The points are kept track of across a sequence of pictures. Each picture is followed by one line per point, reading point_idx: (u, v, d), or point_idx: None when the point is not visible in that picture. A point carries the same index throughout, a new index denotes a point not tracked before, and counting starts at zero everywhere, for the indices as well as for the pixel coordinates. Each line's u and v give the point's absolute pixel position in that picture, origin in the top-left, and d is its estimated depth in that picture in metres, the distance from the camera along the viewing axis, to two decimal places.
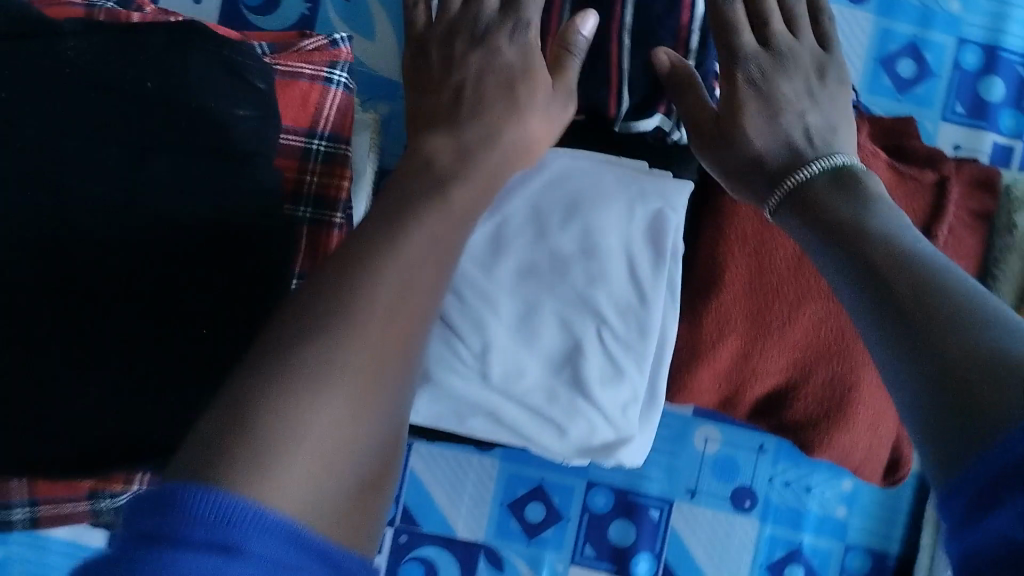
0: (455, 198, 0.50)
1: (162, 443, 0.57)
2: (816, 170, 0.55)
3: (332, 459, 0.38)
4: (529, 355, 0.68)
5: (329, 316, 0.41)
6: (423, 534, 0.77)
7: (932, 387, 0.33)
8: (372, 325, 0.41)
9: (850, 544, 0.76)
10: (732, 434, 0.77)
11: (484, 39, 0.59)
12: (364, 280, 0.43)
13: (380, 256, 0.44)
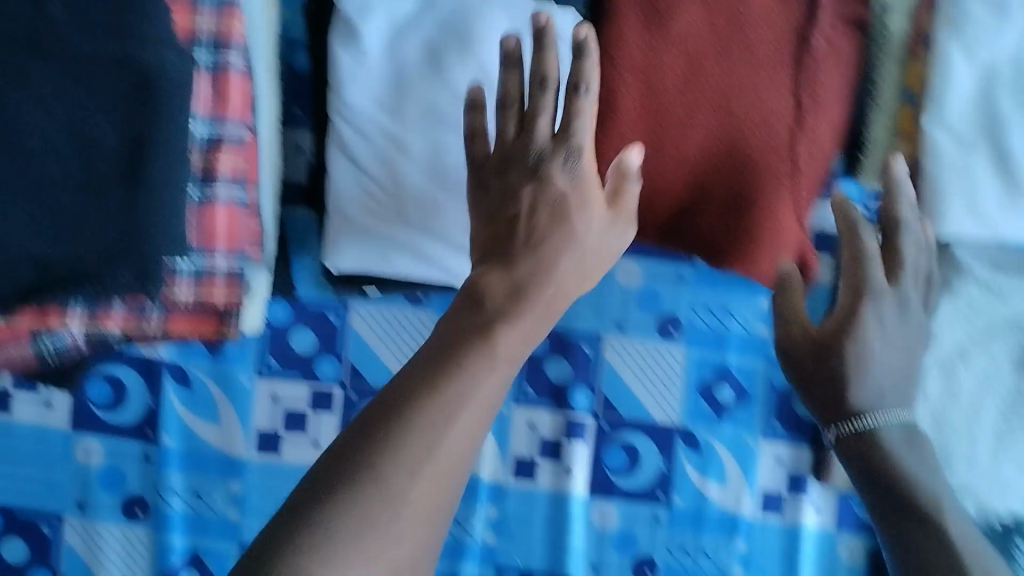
0: (501, 339, 0.49)
1: (104, 258, 0.55)
2: (877, 420, 0.67)
3: (382, 562, 0.42)
4: (445, 195, 0.69)
5: (382, 441, 0.44)
6: (371, 390, 0.79)
7: None
8: (419, 471, 0.43)
9: (772, 359, 0.81)
10: (652, 268, 0.81)
11: (538, 169, 0.57)
12: (415, 424, 0.44)
13: (440, 402, 0.45)
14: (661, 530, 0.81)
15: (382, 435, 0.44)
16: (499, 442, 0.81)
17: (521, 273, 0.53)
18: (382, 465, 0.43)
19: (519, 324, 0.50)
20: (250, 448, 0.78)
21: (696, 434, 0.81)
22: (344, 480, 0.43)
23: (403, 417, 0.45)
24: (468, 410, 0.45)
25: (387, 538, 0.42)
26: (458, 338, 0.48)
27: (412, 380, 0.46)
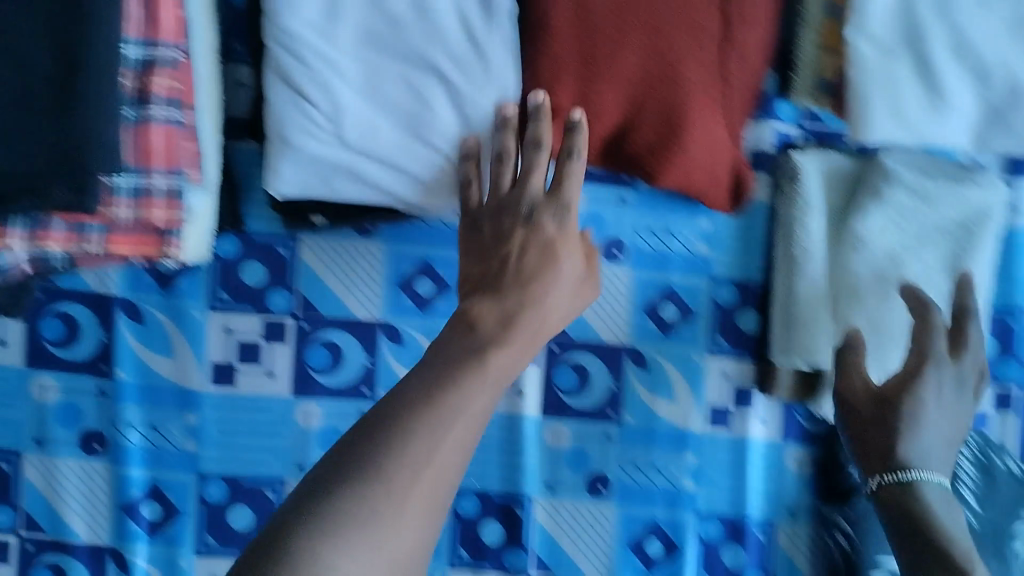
0: (491, 362, 0.52)
1: (33, 173, 0.55)
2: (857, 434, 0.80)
3: (388, 545, 0.44)
4: (381, 115, 0.71)
5: (391, 455, 0.46)
6: (322, 320, 0.81)
7: None
8: (418, 475, 0.46)
9: (715, 277, 0.83)
10: (594, 192, 0.83)
11: (532, 218, 0.72)
12: (416, 439, 0.46)
13: (444, 392, 0.49)
14: (613, 446, 0.83)
15: (391, 421, 0.47)
16: None
17: (507, 305, 0.63)
18: (388, 471, 0.45)
19: (502, 353, 0.53)
20: (204, 378, 0.80)
21: (644, 352, 0.84)
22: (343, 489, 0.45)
23: (406, 425, 0.47)
24: (462, 425, 0.48)
25: (392, 532, 0.44)
26: (453, 360, 0.51)
27: (411, 398, 0.48)
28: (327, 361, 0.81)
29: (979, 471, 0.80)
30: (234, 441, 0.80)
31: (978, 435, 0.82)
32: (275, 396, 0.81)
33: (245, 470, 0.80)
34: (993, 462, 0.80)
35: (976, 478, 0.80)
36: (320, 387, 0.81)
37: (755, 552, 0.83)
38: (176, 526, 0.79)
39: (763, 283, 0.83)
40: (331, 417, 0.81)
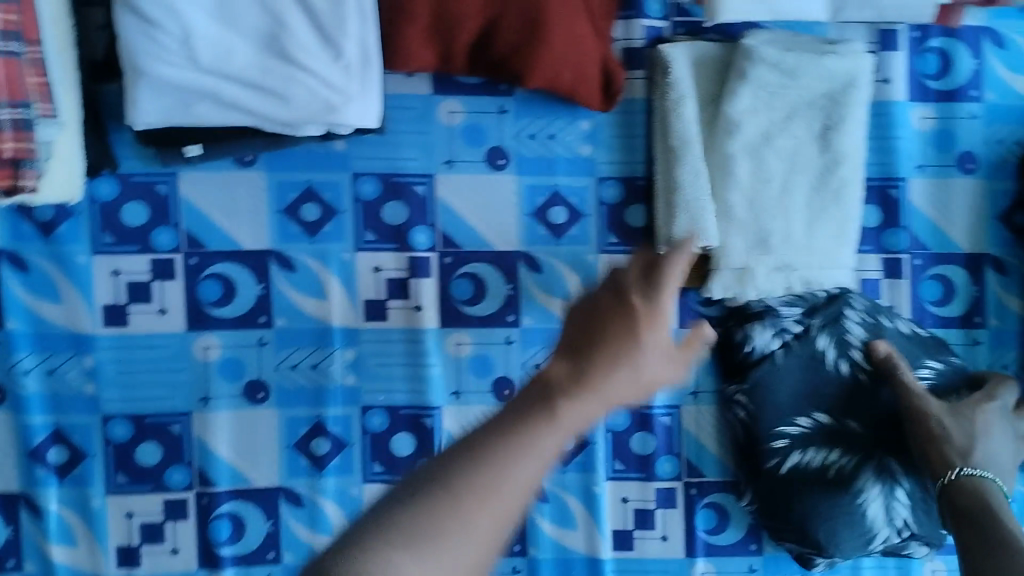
0: (570, 406, 0.38)
1: None
2: (823, 345, 0.82)
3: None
4: (235, 35, 0.72)
5: (475, 485, 0.35)
6: (210, 254, 0.83)
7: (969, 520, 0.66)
8: (489, 503, 0.35)
9: (600, 176, 0.84)
10: (472, 104, 0.84)
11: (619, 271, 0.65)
12: (483, 470, 0.35)
13: (543, 404, 0.38)
14: (515, 349, 0.85)
15: (483, 441, 0.36)
16: (345, 287, 0.84)
17: (591, 360, 0.40)
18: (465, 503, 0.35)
19: (590, 399, 0.38)
20: (96, 321, 0.82)
21: (537, 256, 0.85)
22: (398, 522, 0.34)
23: (487, 454, 0.36)
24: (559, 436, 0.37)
25: (458, 555, 0.34)
26: (527, 399, 0.38)
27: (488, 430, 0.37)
28: (220, 295, 0.83)
29: (869, 334, 0.82)
30: (135, 381, 0.82)
31: (867, 300, 0.83)
32: (172, 332, 0.83)
33: (149, 407, 0.83)
34: (882, 323, 0.82)
35: (865, 340, 0.81)
36: (215, 321, 0.83)
37: (663, 437, 0.85)
38: (86, 467, 0.82)
39: (647, 177, 0.85)
40: (230, 348, 0.83)
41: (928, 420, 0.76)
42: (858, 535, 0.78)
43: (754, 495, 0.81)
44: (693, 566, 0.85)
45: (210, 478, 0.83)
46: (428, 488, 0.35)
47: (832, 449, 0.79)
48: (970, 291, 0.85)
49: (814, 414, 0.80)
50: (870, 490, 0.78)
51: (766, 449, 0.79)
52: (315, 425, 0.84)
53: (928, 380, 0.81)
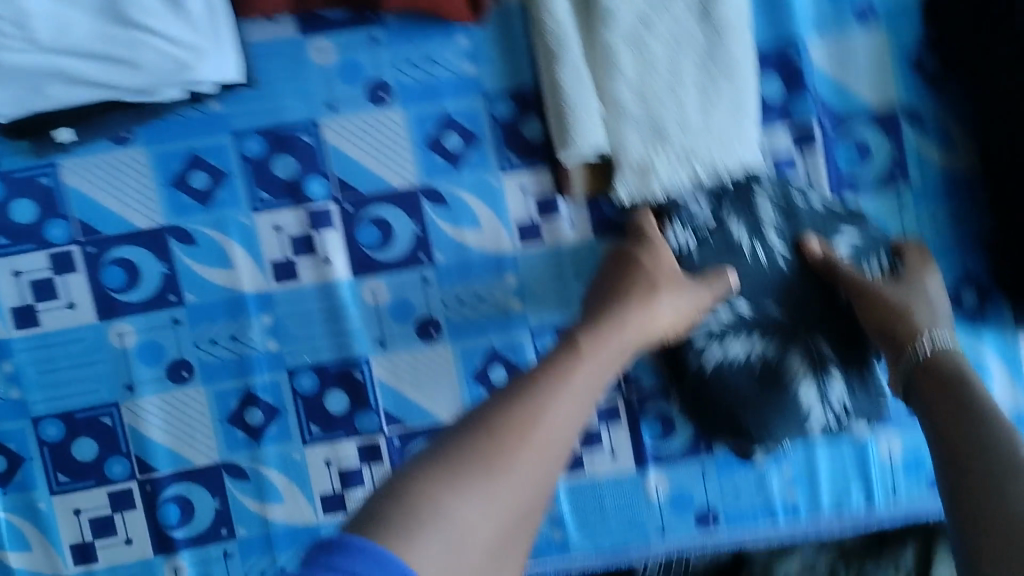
0: (574, 381, 0.62)
1: None
2: (740, 232, 0.81)
3: (498, 499, 0.55)
4: (72, 9, 0.70)
5: (522, 427, 0.58)
6: (107, 240, 0.81)
7: (944, 411, 0.65)
8: (525, 455, 0.57)
9: (487, 92, 0.82)
10: (345, 38, 0.81)
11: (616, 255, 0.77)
12: (511, 417, 0.58)
13: (555, 380, 0.62)
14: (432, 288, 0.83)
15: (519, 396, 0.60)
16: (249, 250, 0.82)
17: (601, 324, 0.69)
18: (509, 435, 0.57)
19: (586, 373, 0.64)
20: (8, 324, 0.82)
21: (439, 188, 0.82)
22: (450, 451, 0.56)
23: (518, 415, 0.59)
24: (567, 404, 0.61)
25: (504, 487, 0.55)
26: (549, 384, 0.62)
27: (527, 403, 0.60)
28: (125, 279, 0.81)
29: (780, 213, 0.81)
30: (57, 380, 0.82)
31: (776, 177, 0.82)
32: (84, 325, 0.82)
33: (76, 403, 0.82)
34: (792, 201, 0.81)
35: (777, 220, 0.81)
36: (125, 306, 0.82)
37: None
38: (26, 471, 0.82)
39: (536, 86, 0.82)
40: (145, 332, 0.82)
41: (881, 297, 0.75)
42: (789, 419, 0.79)
43: (682, 394, 0.81)
44: (645, 479, 0.85)
45: (149, 463, 0.82)
46: (475, 433, 0.58)
47: (754, 336, 0.80)
48: (886, 147, 0.83)
49: (736, 302, 0.80)
50: (800, 371, 0.79)
51: (688, 347, 0.79)
52: (245, 396, 0.82)
53: (847, 249, 0.80)
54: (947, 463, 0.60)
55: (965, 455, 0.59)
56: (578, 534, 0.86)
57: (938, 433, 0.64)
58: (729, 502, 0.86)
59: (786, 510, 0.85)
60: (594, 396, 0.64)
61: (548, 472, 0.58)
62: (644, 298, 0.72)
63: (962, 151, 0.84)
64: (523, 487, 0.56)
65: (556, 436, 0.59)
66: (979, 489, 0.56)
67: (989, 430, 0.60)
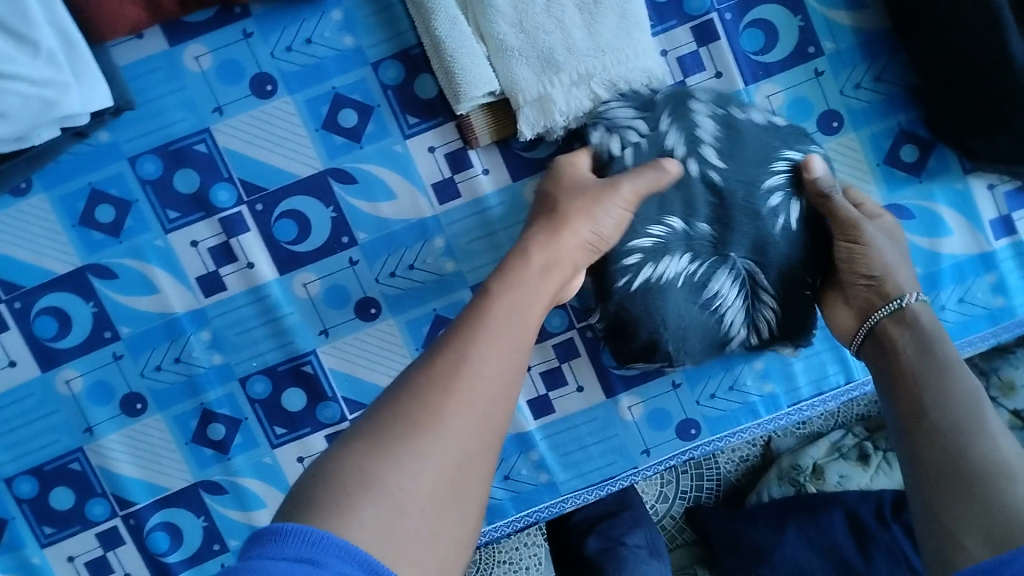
0: (499, 321, 0.55)
1: None
2: (673, 138, 0.73)
3: (431, 466, 0.48)
4: None
5: (446, 380, 0.51)
6: (30, 291, 0.80)
7: (905, 364, 0.62)
8: (457, 410, 0.50)
9: (374, 62, 0.79)
10: (216, 38, 0.78)
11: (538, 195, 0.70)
12: (433, 372, 0.51)
13: (478, 322, 0.55)
14: (362, 268, 0.81)
15: (440, 349, 0.53)
16: (171, 272, 0.80)
17: (520, 255, 0.61)
18: (431, 393, 0.50)
19: (512, 309, 0.57)
20: None
21: (346, 168, 0.80)
22: (371, 425, 0.50)
23: (442, 366, 0.51)
24: (496, 345, 0.54)
25: (436, 449, 0.48)
26: (472, 327, 0.54)
27: (451, 353, 0.52)
28: (57, 327, 0.81)
29: (721, 125, 0.73)
30: (18, 438, 0.82)
31: (712, 93, 0.75)
32: (30, 379, 0.81)
33: (42, 456, 0.82)
34: (733, 116, 0.73)
35: (716, 134, 0.73)
36: (64, 353, 0.81)
37: None
38: (12, 531, 0.83)
39: (420, 44, 0.78)
40: (90, 373, 0.81)
41: (859, 249, 0.70)
42: (706, 340, 0.75)
43: (603, 313, 0.75)
44: (618, 404, 0.83)
45: (128, 499, 0.83)
46: (397, 399, 0.51)
47: (685, 256, 0.72)
48: (793, 25, 0.80)
49: (669, 219, 0.72)
50: (725, 292, 0.73)
51: (616, 268, 0.72)
52: (203, 413, 0.82)
53: (787, 167, 0.73)
54: (905, 419, 0.58)
55: (923, 412, 0.58)
56: (565, 473, 0.84)
57: (890, 384, 0.62)
58: (707, 408, 0.83)
59: (766, 403, 0.83)
60: (525, 333, 0.56)
61: (490, 423, 0.51)
62: (549, 225, 0.65)
63: (872, 9, 0.80)
64: (458, 447, 0.49)
65: (490, 382, 0.52)
66: (940, 443, 0.55)
67: (944, 378, 0.58)
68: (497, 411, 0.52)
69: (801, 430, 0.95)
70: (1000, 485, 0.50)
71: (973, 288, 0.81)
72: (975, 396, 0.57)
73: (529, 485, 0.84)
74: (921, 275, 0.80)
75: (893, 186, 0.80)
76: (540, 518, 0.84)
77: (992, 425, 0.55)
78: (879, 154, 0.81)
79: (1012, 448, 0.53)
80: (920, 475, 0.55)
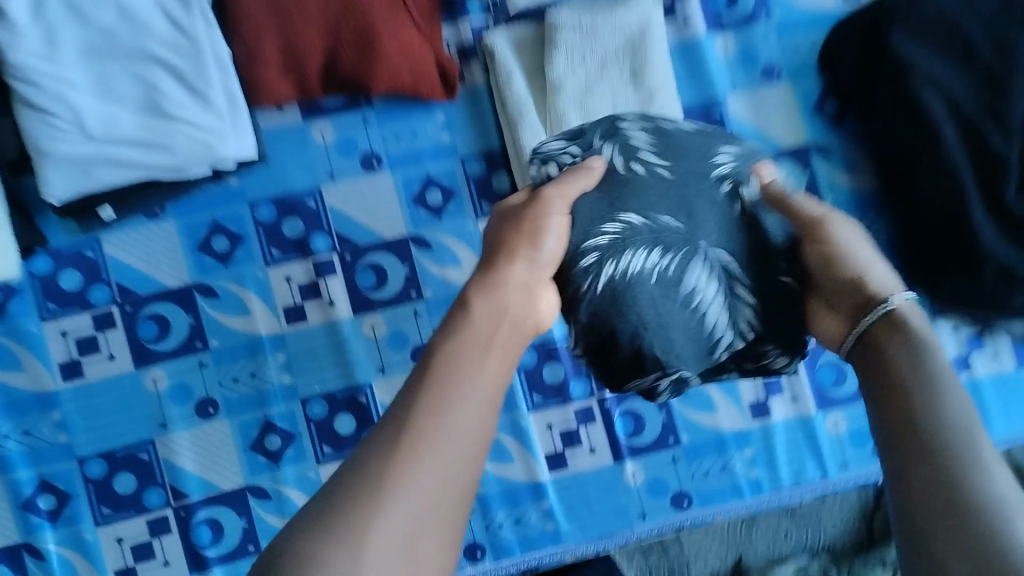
0: (458, 385, 0.53)
1: None
2: (605, 148, 0.66)
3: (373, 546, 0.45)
4: (119, 108, 0.84)
5: (400, 452, 0.49)
6: (142, 298, 0.94)
7: (899, 365, 0.53)
8: (404, 485, 0.47)
9: (462, 156, 0.98)
10: (340, 120, 0.97)
11: None
12: (380, 448, 0.49)
13: (435, 386, 0.52)
14: (423, 320, 0.96)
15: (389, 422, 0.51)
16: (264, 301, 0.95)
17: (471, 312, 0.58)
18: (376, 479, 0.47)
19: (466, 368, 0.54)
20: (56, 378, 0.93)
21: (424, 236, 0.97)
22: (314, 507, 0.47)
23: (391, 442, 0.49)
24: (452, 413, 0.51)
25: (380, 525, 0.46)
26: (428, 390, 0.52)
27: (400, 425, 0.50)
28: (157, 331, 0.94)
29: (653, 134, 0.67)
30: (100, 423, 0.93)
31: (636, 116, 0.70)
32: (124, 374, 0.94)
33: (117, 443, 0.93)
34: (662, 126, 0.68)
35: (650, 141, 0.67)
36: (159, 354, 0.94)
37: (570, 365, 0.98)
38: (73, 508, 0.93)
39: (503, 148, 0.98)
40: (176, 376, 0.94)
41: (834, 251, 0.63)
42: (696, 349, 0.63)
43: (578, 334, 0.64)
44: (623, 469, 0.97)
45: (182, 491, 0.94)
46: (343, 477, 0.48)
47: (653, 249, 0.62)
48: (801, 177, 1.02)
49: (624, 216, 0.63)
50: (704, 287, 0.62)
51: (576, 274, 0.62)
52: (264, 425, 0.95)
53: (730, 162, 0.67)
54: (892, 430, 0.51)
55: (911, 425, 0.50)
56: (568, 525, 0.97)
57: (875, 381, 0.54)
58: (700, 483, 0.98)
59: (751, 486, 0.97)
60: (479, 392, 0.53)
61: (435, 490, 0.48)
62: (487, 271, 0.61)
63: (865, 174, 1.03)
64: (399, 519, 0.46)
65: (444, 453, 0.49)
66: (934, 468, 0.47)
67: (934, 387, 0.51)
68: (447, 478, 0.49)
69: (771, 551, 1.02)
70: (997, 527, 0.43)
71: None
72: (970, 419, 0.49)
73: (535, 531, 0.97)
74: None
75: None
76: (542, 562, 0.97)
77: (985, 450, 0.47)
78: None
79: (1009, 480, 0.46)
80: (902, 496, 0.48)
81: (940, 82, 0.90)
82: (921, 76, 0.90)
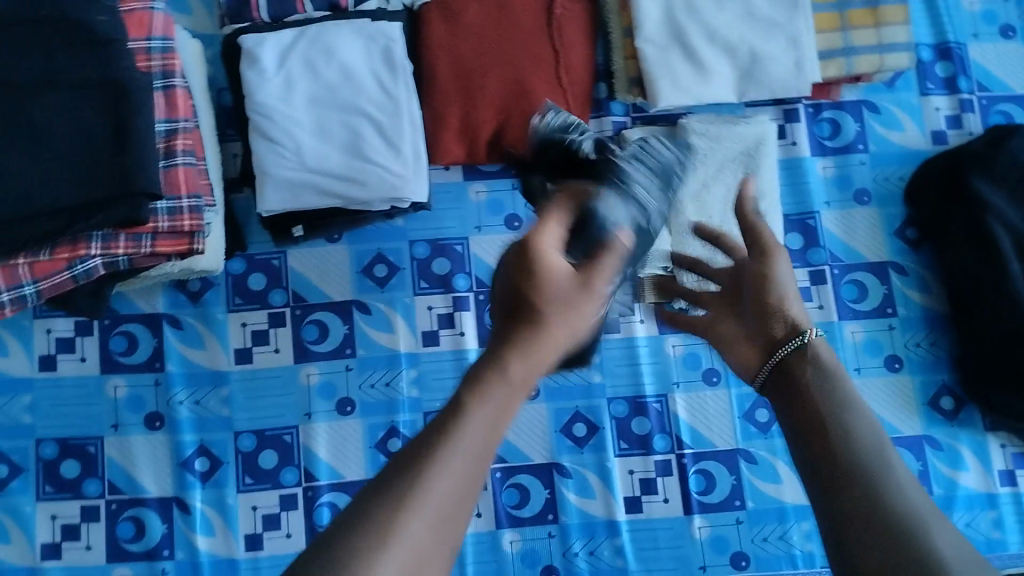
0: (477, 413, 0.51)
1: (101, 198, 0.87)
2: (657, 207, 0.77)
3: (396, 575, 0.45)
4: (330, 147, 1.04)
5: (420, 481, 0.48)
6: (310, 305, 1.13)
7: (813, 396, 0.63)
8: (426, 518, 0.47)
9: None
10: (494, 185, 1.16)
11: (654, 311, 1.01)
12: (406, 477, 0.48)
13: (459, 417, 0.51)
14: None
15: (406, 452, 0.50)
16: (407, 323, 1.13)
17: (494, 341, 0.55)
18: (366, 542, 0.45)
19: (488, 398, 0.52)
20: (230, 360, 1.11)
21: None
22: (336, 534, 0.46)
23: (418, 469, 0.48)
24: (472, 444, 0.50)
25: (404, 553, 0.46)
26: (448, 421, 0.51)
27: (422, 451, 0.49)
28: (317, 335, 1.12)
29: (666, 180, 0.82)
30: (256, 403, 1.10)
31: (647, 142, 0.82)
32: (283, 366, 1.11)
33: (267, 423, 1.09)
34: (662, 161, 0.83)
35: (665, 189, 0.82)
36: (315, 353, 1.11)
37: (656, 419, 1.11)
38: (222, 473, 1.08)
39: None
40: (326, 374, 1.11)
41: (769, 276, 0.75)
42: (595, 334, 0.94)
43: None
44: (691, 522, 1.09)
45: (313, 475, 1.08)
46: (362, 507, 0.47)
47: (623, 291, 0.83)
48: (879, 289, 1.16)
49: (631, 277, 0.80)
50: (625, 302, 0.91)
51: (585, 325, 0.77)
52: (390, 428, 1.10)
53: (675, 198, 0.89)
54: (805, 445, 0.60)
55: (825, 438, 0.59)
56: (636, 564, 1.08)
57: (799, 434, 0.61)
58: (758, 547, 1.08)
59: (805, 557, 1.08)
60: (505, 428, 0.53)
61: (452, 519, 0.48)
62: (523, 339, 0.54)
63: (937, 295, 1.16)
64: (415, 549, 0.46)
65: (460, 486, 0.49)
66: (837, 479, 0.56)
67: (847, 427, 0.59)
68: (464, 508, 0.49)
69: None
70: (914, 526, 0.50)
71: (978, 517, 1.09)
72: (879, 437, 0.58)
73: (607, 565, 1.08)
74: (941, 495, 1.09)
75: (930, 421, 1.12)
76: None
77: (899, 475, 0.54)
78: (926, 397, 1.13)
79: (914, 483, 0.54)
80: (832, 515, 0.54)
81: (1009, 219, 1.04)
82: (994, 212, 1.04)
